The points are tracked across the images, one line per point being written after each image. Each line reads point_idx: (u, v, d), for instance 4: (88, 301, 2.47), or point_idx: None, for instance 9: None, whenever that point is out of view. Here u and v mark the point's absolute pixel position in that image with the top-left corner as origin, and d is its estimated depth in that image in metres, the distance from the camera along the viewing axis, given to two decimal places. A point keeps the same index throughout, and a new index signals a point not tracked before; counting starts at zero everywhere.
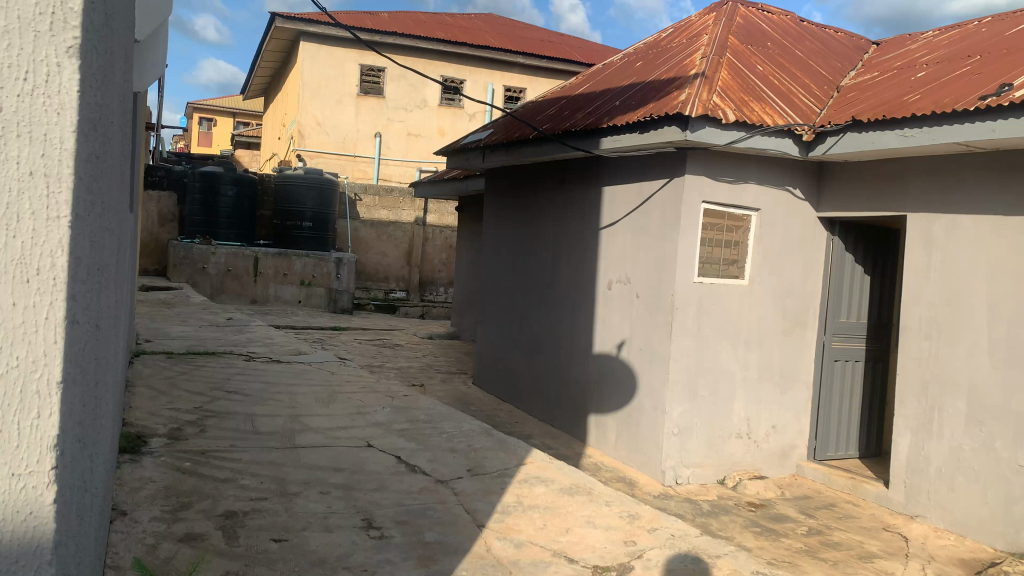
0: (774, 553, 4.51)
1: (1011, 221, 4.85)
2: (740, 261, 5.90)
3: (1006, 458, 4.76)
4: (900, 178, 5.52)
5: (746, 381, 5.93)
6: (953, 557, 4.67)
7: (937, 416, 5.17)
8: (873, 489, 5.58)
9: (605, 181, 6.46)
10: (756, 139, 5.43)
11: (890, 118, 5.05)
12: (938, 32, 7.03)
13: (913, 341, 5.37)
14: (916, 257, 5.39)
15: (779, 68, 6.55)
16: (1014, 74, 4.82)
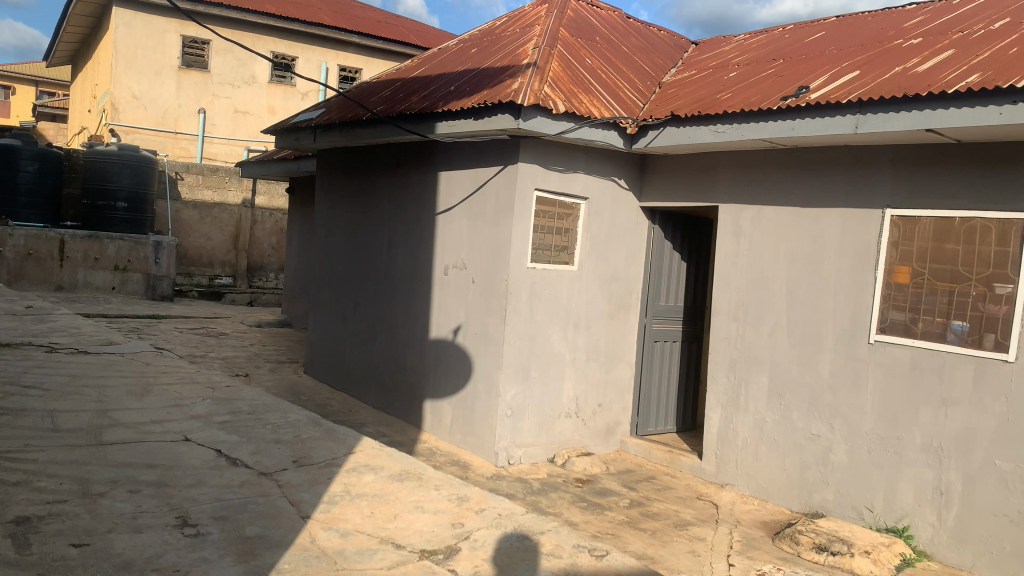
0: (598, 526, 4.70)
1: (807, 212, 5.32)
2: (570, 248, 6.09)
3: (800, 427, 5.25)
4: (713, 171, 5.90)
5: (575, 363, 6.15)
6: (756, 520, 5.09)
7: (744, 391, 5.62)
8: (688, 461, 5.98)
9: (439, 166, 6.45)
10: (584, 131, 5.62)
11: (705, 114, 5.39)
12: (748, 36, 7.58)
13: (723, 322, 5.79)
14: (726, 244, 5.80)
15: (607, 62, 6.79)
16: (810, 78, 5.29)
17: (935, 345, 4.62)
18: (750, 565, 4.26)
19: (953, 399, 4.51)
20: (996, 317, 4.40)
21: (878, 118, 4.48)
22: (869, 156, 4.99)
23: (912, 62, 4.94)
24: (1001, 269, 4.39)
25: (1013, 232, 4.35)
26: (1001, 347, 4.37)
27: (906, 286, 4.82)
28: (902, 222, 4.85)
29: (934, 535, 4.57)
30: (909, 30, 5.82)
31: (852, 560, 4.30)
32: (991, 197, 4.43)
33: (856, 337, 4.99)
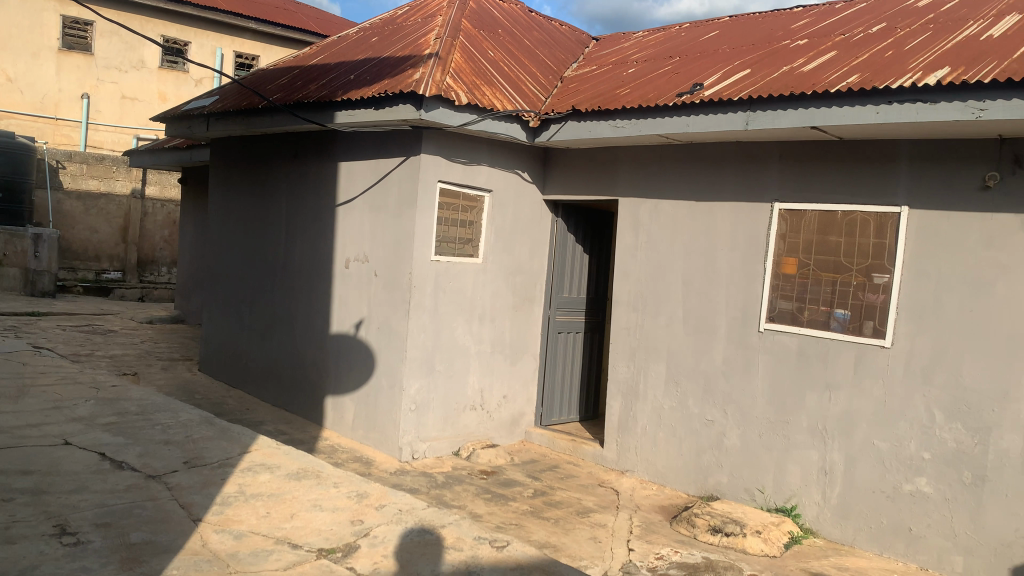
0: (502, 517, 4.71)
1: (702, 206, 5.49)
2: (474, 240, 6.08)
3: (696, 414, 5.43)
4: (614, 166, 6.01)
5: (479, 355, 6.15)
6: (655, 505, 5.23)
7: (643, 380, 5.76)
8: (590, 450, 6.09)
9: (339, 157, 6.32)
10: (487, 123, 5.61)
11: (605, 109, 5.48)
12: (646, 33, 7.76)
13: (623, 313, 5.92)
14: (625, 237, 5.92)
15: (509, 54, 6.81)
16: (705, 76, 5.46)
17: (820, 332, 4.86)
18: (649, 549, 4.38)
19: (836, 383, 4.75)
20: (874, 305, 4.65)
21: (767, 115, 4.65)
22: (759, 151, 5.19)
23: (799, 62, 5.16)
24: (879, 260, 4.65)
25: (889, 225, 4.62)
26: (878, 334, 4.63)
27: (793, 276, 5.03)
28: (789, 216, 5.06)
29: (819, 513, 4.82)
30: (796, 32, 6.08)
31: (745, 540, 4.48)
32: (870, 192, 4.69)
33: (748, 326, 5.19)
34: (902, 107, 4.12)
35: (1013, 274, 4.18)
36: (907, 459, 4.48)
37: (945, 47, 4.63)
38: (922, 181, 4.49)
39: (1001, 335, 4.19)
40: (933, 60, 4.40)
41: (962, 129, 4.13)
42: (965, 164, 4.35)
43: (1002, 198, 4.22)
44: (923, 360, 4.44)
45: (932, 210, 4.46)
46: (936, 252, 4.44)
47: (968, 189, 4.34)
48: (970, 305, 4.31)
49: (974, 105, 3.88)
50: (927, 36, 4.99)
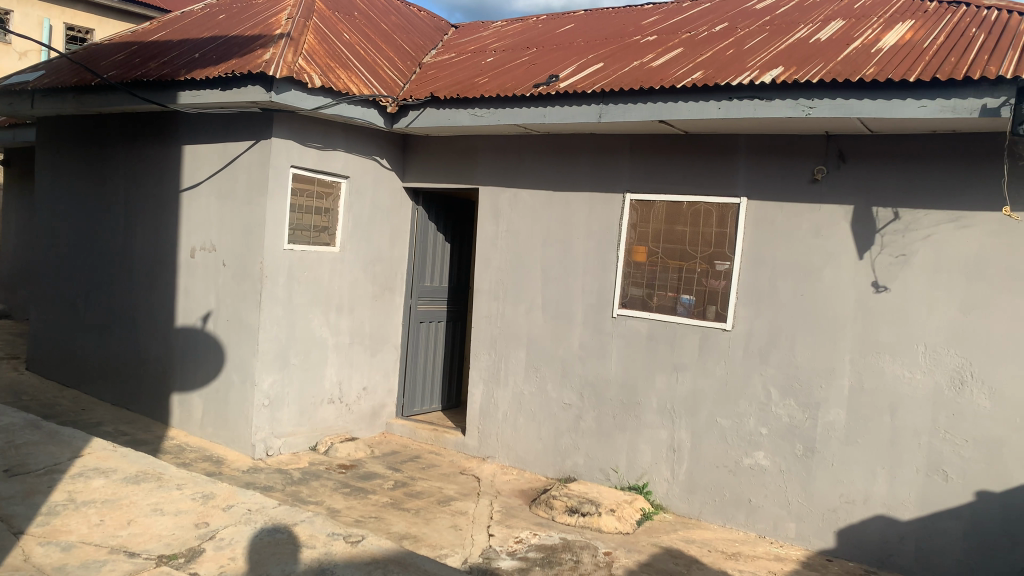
0: (361, 510, 4.64)
1: (559, 195, 5.59)
2: (330, 229, 5.91)
3: (555, 398, 5.55)
4: (473, 154, 6.02)
5: (337, 346, 6.01)
6: (515, 490, 5.31)
7: (504, 366, 5.82)
8: (452, 438, 6.11)
9: (184, 140, 5.96)
10: (342, 107, 5.46)
11: (463, 97, 5.46)
12: (504, 23, 7.82)
13: (484, 301, 5.95)
14: (485, 226, 5.95)
15: (365, 38, 6.66)
16: (561, 67, 5.55)
17: (668, 317, 5.08)
18: (509, 533, 4.44)
19: (684, 365, 5.00)
20: (717, 291, 4.92)
21: (619, 108, 4.79)
22: (611, 143, 5.35)
23: (648, 57, 5.36)
24: (721, 248, 4.91)
25: (730, 215, 4.88)
26: (721, 318, 4.90)
27: (643, 264, 5.22)
28: (640, 206, 5.25)
29: (668, 489, 5.06)
30: (647, 28, 6.31)
31: (600, 519, 4.62)
32: (713, 184, 4.94)
33: (602, 312, 5.35)
34: (742, 104, 4.35)
35: (838, 261, 4.53)
36: (747, 434, 4.77)
37: (779, 48, 4.94)
38: (760, 174, 4.78)
39: (828, 318, 4.54)
40: (768, 61, 4.68)
41: (795, 126, 4.42)
42: (797, 158, 4.66)
43: (829, 190, 4.56)
44: (761, 341, 4.74)
45: (769, 201, 4.75)
46: (772, 239, 4.74)
47: (799, 182, 4.66)
48: (802, 289, 4.63)
49: (803, 103, 4.17)
50: (763, 37, 5.31)
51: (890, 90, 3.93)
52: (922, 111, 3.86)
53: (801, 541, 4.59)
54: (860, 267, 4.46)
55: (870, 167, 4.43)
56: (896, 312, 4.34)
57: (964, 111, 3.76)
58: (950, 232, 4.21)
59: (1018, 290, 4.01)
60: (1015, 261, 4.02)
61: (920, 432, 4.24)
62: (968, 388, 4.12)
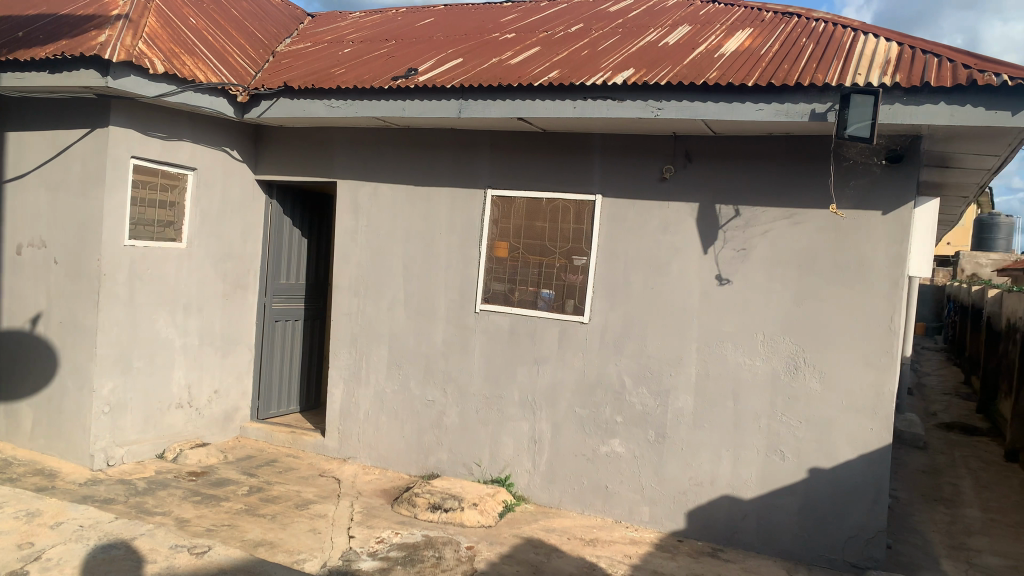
0: (213, 519, 4.42)
1: (419, 190, 5.55)
2: (176, 223, 5.58)
3: (417, 395, 5.51)
4: (330, 147, 5.87)
5: (185, 348, 5.70)
6: (376, 489, 5.24)
7: (364, 365, 5.72)
8: (310, 440, 5.96)
9: (7, 126, 5.45)
10: (188, 95, 5.17)
11: (318, 88, 5.30)
12: (363, 15, 7.67)
13: (343, 298, 5.81)
14: (344, 221, 5.81)
15: (213, 23, 6.33)
16: (420, 61, 5.51)
17: (528, 311, 5.16)
18: (370, 534, 4.36)
19: (544, 357, 5.09)
20: (574, 285, 5.05)
21: (477, 104, 4.80)
22: (471, 138, 5.37)
23: (506, 55, 5.41)
24: (578, 243, 5.04)
25: (586, 211, 5.01)
26: (578, 311, 5.03)
27: (504, 259, 5.27)
28: (500, 201, 5.29)
29: (530, 480, 5.15)
30: (505, 25, 6.37)
31: (463, 513, 4.64)
32: (569, 180, 5.05)
33: (464, 308, 5.36)
34: (595, 103, 4.47)
35: (686, 255, 4.75)
36: (603, 423, 4.93)
37: (631, 50, 5.12)
38: (614, 171, 4.93)
39: (677, 310, 4.76)
40: (620, 62, 4.84)
41: (645, 126, 4.59)
42: (648, 157, 4.85)
43: (677, 188, 4.77)
44: (616, 333, 4.91)
45: (622, 198, 4.91)
46: (625, 235, 4.91)
47: (650, 179, 4.84)
48: (653, 283, 4.83)
49: (653, 104, 4.33)
50: (616, 39, 5.49)
51: (731, 94, 4.16)
52: (759, 114, 4.11)
53: (654, 523, 4.79)
54: (705, 261, 4.70)
55: (714, 166, 4.67)
56: (738, 303, 4.61)
57: (796, 114, 4.04)
58: (784, 228, 4.51)
59: (843, 281, 4.36)
60: (840, 254, 4.37)
61: (759, 416, 4.52)
62: (801, 373, 4.43)
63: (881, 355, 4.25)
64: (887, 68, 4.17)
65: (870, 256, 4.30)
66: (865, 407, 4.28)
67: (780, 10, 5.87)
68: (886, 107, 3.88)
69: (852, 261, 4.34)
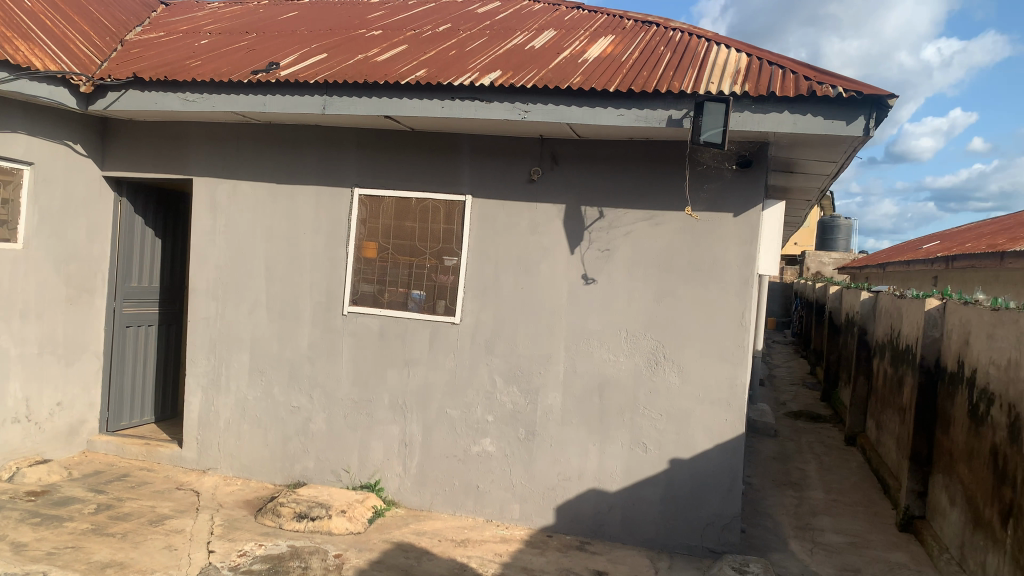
0: (55, 541, 4.10)
1: (282, 188, 5.36)
2: (11, 223, 5.12)
3: (281, 401, 5.33)
4: (185, 142, 5.58)
5: (22, 358, 5.25)
6: (239, 501, 5.02)
7: (224, 371, 5.47)
8: (166, 452, 5.65)
9: None
10: (22, 84, 4.75)
11: (171, 80, 5.02)
12: (221, 5, 7.33)
13: (201, 301, 5.54)
14: (201, 220, 5.53)
15: (52, 7, 5.87)
16: (281, 56, 5.32)
17: (398, 313, 5.09)
18: (231, 547, 4.18)
19: (413, 359, 5.05)
20: (445, 286, 5.03)
21: (341, 101, 4.68)
22: (336, 136, 5.24)
23: (372, 52, 5.31)
24: (448, 244, 5.03)
25: (455, 212, 5.00)
26: (449, 312, 5.02)
27: (373, 260, 5.18)
28: (367, 200, 5.19)
29: (400, 484, 5.08)
30: (372, 22, 6.26)
31: (330, 521, 4.52)
32: (438, 181, 5.03)
33: (331, 310, 5.23)
34: (463, 104, 4.46)
35: (553, 256, 4.84)
36: (474, 423, 4.94)
37: (498, 52, 5.15)
38: (482, 172, 4.94)
39: (545, 309, 4.84)
40: (488, 63, 4.86)
41: (512, 127, 4.63)
42: (516, 158, 4.89)
43: (544, 189, 4.84)
44: (486, 332, 4.93)
45: (491, 199, 4.93)
46: (494, 235, 4.94)
47: (518, 181, 4.89)
48: (522, 283, 4.88)
49: (519, 106, 4.37)
50: (483, 40, 5.51)
51: (594, 99, 4.26)
52: (621, 119, 4.23)
53: (524, 521, 4.85)
54: (572, 261, 4.80)
55: (579, 168, 4.77)
56: (603, 301, 4.73)
57: (654, 120, 4.19)
58: (645, 229, 4.67)
59: (699, 280, 4.57)
60: (696, 254, 4.58)
61: (624, 410, 4.67)
62: (662, 367, 4.61)
63: (733, 349, 4.49)
64: (737, 77, 4.39)
65: (723, 256, 4.53)
66: (720, 399, 4.50)
67: (640, 18, 6.09)
68: (737, 114, 4.09)
69: (707, 260, 4.56)
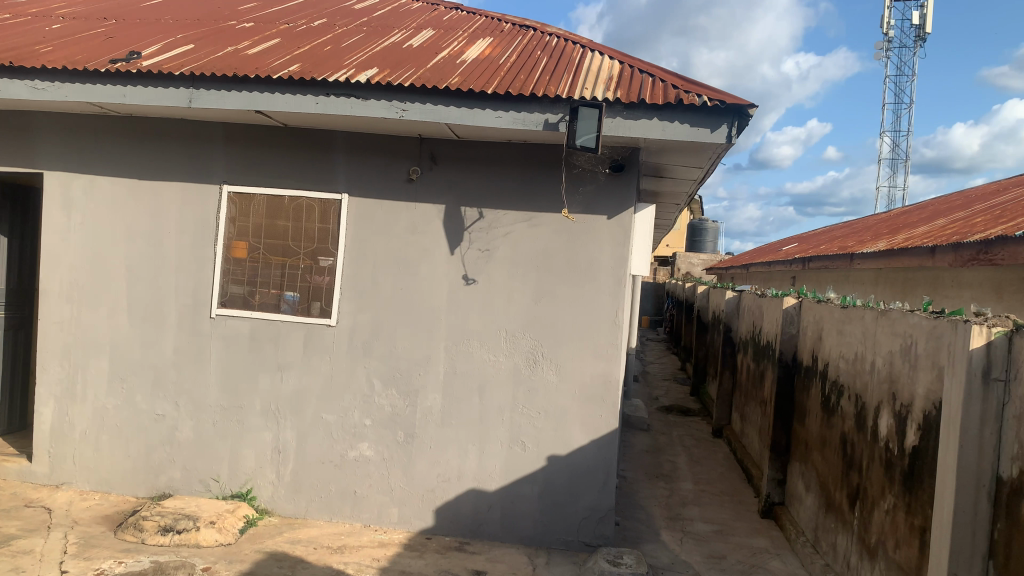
0: None
1: (144, 184, 5.08)
2: None
3: (144, 409, 5.05)
4: (34, 134, 5.18)
5: None
6: (96, 516, 4.72)
7: (80, 379, 5.13)
8: (13, 467, 5.24)
9: None
10: None
11: (18, 66, 4.64)
12: None
13: (54, 305, 5.17)
14: (53, 218, 5.16)
15: None
16: (143, 45, 5.04)
17: (271, 315, 4.93)
18: (87, 567, 3.92)
19: (287, 363, 4.90)
20: (320, 287, 4.92)
21: (209, 95, 4.48)
22: (204, 131, 5.01)
23: (243, 44, 5.12)
24: (323, 244, 4.92)
25: (331, 211, 4.90)
26: (325, 314, 4.91)
27: (243, 261, 5.00)
28: (238, 198, 4.99)
29: (273, 492, 4.93)
30: (242, 14, 6.03)
31: (198, 533, 4.33)
32: (313, 179, 4.90)
33: (198, 313, 5.00)
34: (338, 101, 4.36)
35: (431, 256, 4.82)
36: (351, 427, 4.85)
37: (375, 49, 5.08)
38: (359, 171, 4.86)
39: (424, 309, 4.81)
40: (364, 60, 4.78)
41: (389, 126, 4.57)
42: (393, 158, 4.83)
43: (422, 189, 4.81)
44: (363, 334, 4.85)
45: (368, 199, 4.86)
46: (372, 235, 4.86)
47: (397, 180, 4.83)
48: (400, 283, 4.84)
49: (397, 105, 4.32)
50: (360, 37, 5.43)
51: (471, 99, 4.27)
52: (498, 121, 4.26)
53: (403, 524, 4.81)
54: (452, 262, 4.80)
55: (457, 169, 4.77)
56: (482, 302, 4.76)
57: (531, 123, 4.25)
58: (523, 230, 4.72)
59: (575, 280, 4.67)
60: (571, 254, 4.68)
61: (503, 409, 4.70)
62: (540, 366, 4.68)
63: (607, 347, 4.62)
64: (610, 84, 4.52)
65: (598, 257, 4.65)
66: (595, 396, 4.62)
67: (518, 22, 6.17)
68: (610, 119, 4.20)
69: (582, 261, 4.67)
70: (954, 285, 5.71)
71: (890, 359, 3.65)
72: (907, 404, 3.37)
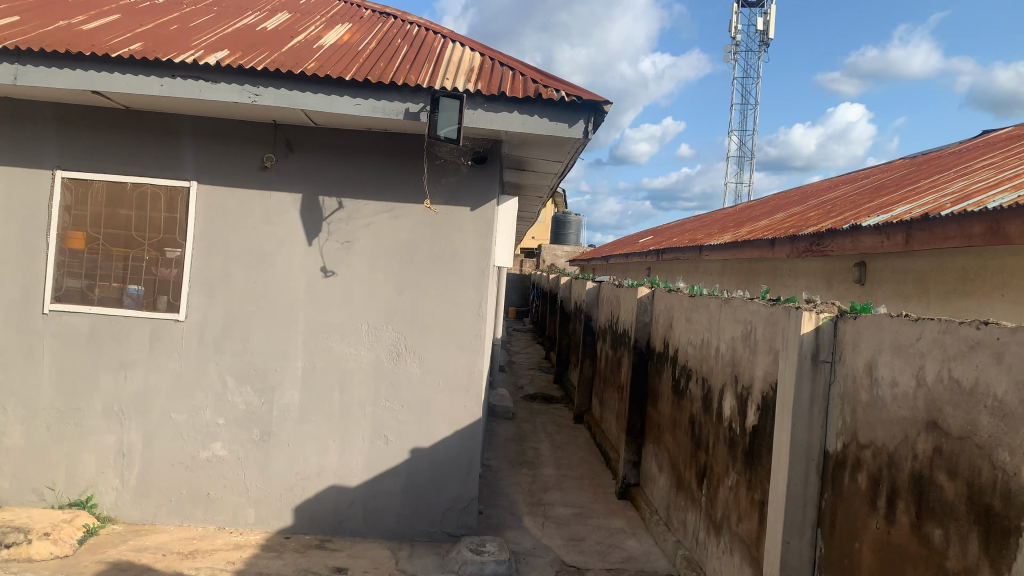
0: None
1: None
2: None
3: None
4: None
5: None
6: None
7: None
8: None
9: None
10: None
11: None
12: None
13: None
14: None
15: None
16: None
17: (112, 309, 4.62)
18: None
19: (132, 361, 4.61)
20: (167, 279, 4.65)
21: (38, 72, 4.12)
22: (33, 111, 4.60)
23: (77, 18, 4.75)
24: (170, 234, 4.66)
25: (179, 200, 4.64)
26: (172, 308, 4.65)
27: (80, 252, 4.65)
28: (73, 185, 4.63)
29: (117, 498, 4.63)
30: None
31: (29, 547, 4.00)
32: (158, 166, 4.63)
33: (28, 309, 4.60)
34: (185, 83, 4.14)
35: (288, 247, 4.67)
36: (203, 426, 4.63)
37: (226, 30, 4.85)
38: (208, 158, 4.63)
39: (281, 302, 4.66)
40: (213, 42, 4.55)
41: (241, 111, 4.38)
42: (245, 145, 4.63)
43: (277, 178, 4.64)
44: (216, 329, 4.64)
45: (220, 187, 4.64)
46: (225, 226, 4.65)
47: (250, 169, 4.64)
48: (255, 276, 4.66)
49: (249, 89, 4.14)
50: (210, 17, 5.16)
51: (329, 86, 4.16)
52: (357, 109, 4.17)
53: (261, 524, 4.64)
54: (310, 253, 4.67)
55: (314, 158, 4.63)
56: (343, 294, 4.66)
57: (391, 112, 4.19)
58: (384, 221, 4.66)
59: (438, 272, 4.67)
60: (433, 246, 4.67)
61: (364, 403, 4.63)
62: (402, 359, 4.64)
63: (470, 338, 4.66)
64: (470, 76, 4.53)
65: (460, 249, 4.67)
66: (458, 387, 4.65)
67: (378, 9, 6.06)
68: (470, 111, 4.21)
69: (445, 252, 4.67)
70: (791, 276, 6.13)
71: (733, 344, 3.88)
72: (748, 386, 3.60)
